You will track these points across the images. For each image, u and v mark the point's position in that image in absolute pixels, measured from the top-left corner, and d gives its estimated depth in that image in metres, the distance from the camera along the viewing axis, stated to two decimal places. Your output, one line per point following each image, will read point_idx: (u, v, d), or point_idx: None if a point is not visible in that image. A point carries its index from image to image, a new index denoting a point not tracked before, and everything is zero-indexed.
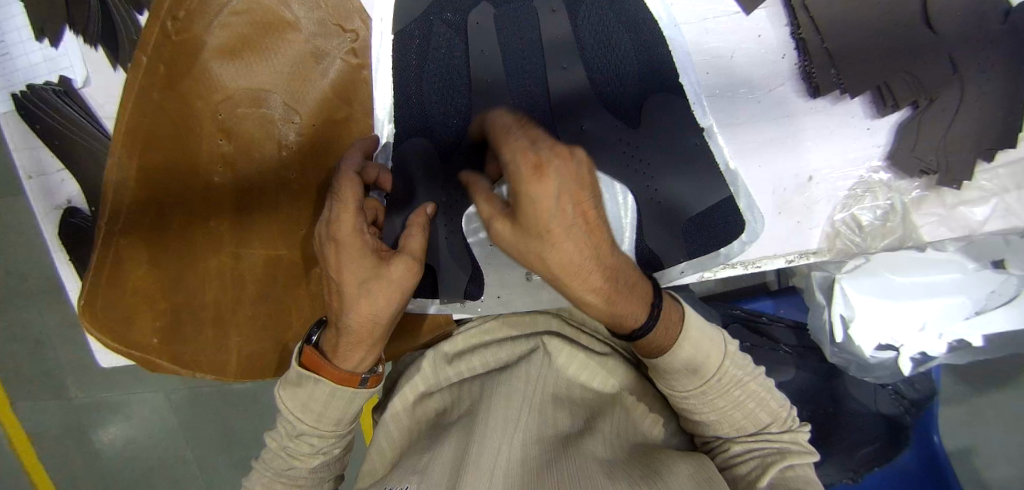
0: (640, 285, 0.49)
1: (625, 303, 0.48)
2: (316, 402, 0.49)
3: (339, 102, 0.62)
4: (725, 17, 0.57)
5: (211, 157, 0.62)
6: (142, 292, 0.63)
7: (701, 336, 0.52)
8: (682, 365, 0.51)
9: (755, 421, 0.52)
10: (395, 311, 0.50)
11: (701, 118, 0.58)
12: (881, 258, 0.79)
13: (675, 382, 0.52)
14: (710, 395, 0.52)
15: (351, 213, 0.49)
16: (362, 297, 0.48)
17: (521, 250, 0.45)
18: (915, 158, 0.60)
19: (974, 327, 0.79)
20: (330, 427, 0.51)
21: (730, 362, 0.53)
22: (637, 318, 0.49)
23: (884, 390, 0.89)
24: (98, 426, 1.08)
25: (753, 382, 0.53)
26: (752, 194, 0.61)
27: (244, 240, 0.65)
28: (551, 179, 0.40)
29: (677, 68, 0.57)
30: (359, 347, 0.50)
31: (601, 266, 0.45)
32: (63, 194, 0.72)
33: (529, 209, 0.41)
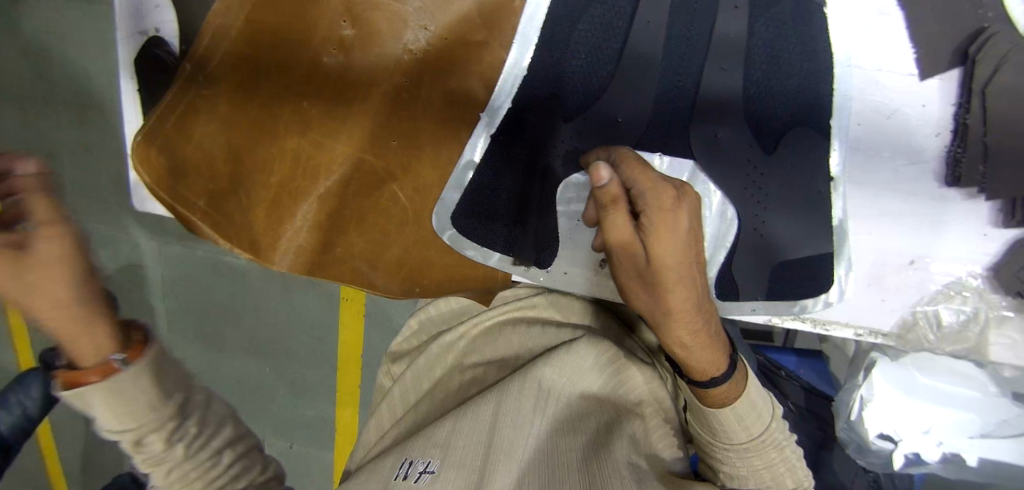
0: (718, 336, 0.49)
1: (708, 350, 0.46)
2: (120, 414, 0.40)
3: (479, 26, 0.58)
4: (901, 75, 0.54)
5: (327, 36, 0.59)
6: (207, 146, 0.60)
7: (756, 398, 0.51)
8: (737, 420, 0.50)
9: (779, 483, 0.52)
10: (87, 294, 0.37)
11: (834, 168, 0.56)
12: (917, 355, 0.80)
13: (723, 432, 0.51)
14: (750, 452, 0.51)
15: None
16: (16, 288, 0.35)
17: (632, 273, 0.42)
18: (1017, 278, 0.58)
19: (974, 447, 0.81)
20: (143, 417, 0.40)
21: (775, 426, 0.52)
22: (713, 370, 0.48)
23: (864, 475, 0.88)
24: (104, 258, 1.07)
25: (789, 449, 0.53)
26: (852, 258, 0.59)
27: (329, 131, 0.61)
28: (686, 215, 0.40)
29: (833, 109, 0.55)
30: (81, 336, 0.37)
31: (702, 315, 0.44)
32: (154, 21, 0.67)
33: (658, 242, 0.39)
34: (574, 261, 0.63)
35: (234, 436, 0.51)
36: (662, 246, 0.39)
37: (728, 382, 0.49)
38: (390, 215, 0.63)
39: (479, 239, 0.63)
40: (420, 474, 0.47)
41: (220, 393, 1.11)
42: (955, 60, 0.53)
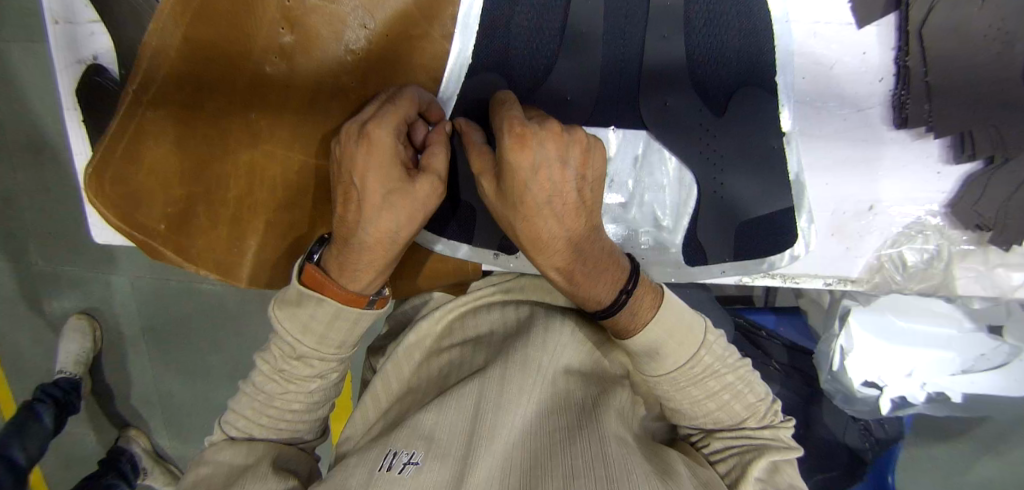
0: (613, 266, 0.51)
1: (583, 280, 0.50)
2: (318, 324, 0.49)
3: (420, 18, 0.57)
4: (838, 25, 0.55)
5: (267, 44, 0.58)
6: (159, 169, 0.61)
7: (675, 323, 0.50)
8: (658, 350, 0.50)
9: (733, 415, 0.52)
10: (410, 230, 0.50)
11: (785, 123, 0.56)
12: (891, 298, 0.80)
13: (649, 366, 0.51)
14: (683, 382, 0.51)
15: (391, 116, 0.49)
16: (384, 210, 0.48)
17: (500, 212, 0.49)
18: (974, 211, 0.60)
19: (957, 382, 0.83)
20: (326, 346, 0.50)
21: (705, 351, 0.51)
22: (602, 297, 0.51)
23: (856, 424, 0.90)
24: (73, 299, 1.05)
25: (730, 374, 0.52)
26: (812, 209, 0.60)
27: (281, 142, 0.61)
28: (533, 150, 0.44)
29: (776, 65, 0.56)
30: (371, 268, 0.50)
31: (570, 248, 0.49)
32: (91, 49, 0.66)
33: (511, 179, 0.45)
34: None
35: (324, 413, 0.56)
36: (511, 180, 0.45)
37: (625, 308, 0.51)
38: None
39: (447, 233, 0.64)
40: (405, 465, 0.44)
41: (205, 422, 1.09)
42: (890, 5, 0.54)
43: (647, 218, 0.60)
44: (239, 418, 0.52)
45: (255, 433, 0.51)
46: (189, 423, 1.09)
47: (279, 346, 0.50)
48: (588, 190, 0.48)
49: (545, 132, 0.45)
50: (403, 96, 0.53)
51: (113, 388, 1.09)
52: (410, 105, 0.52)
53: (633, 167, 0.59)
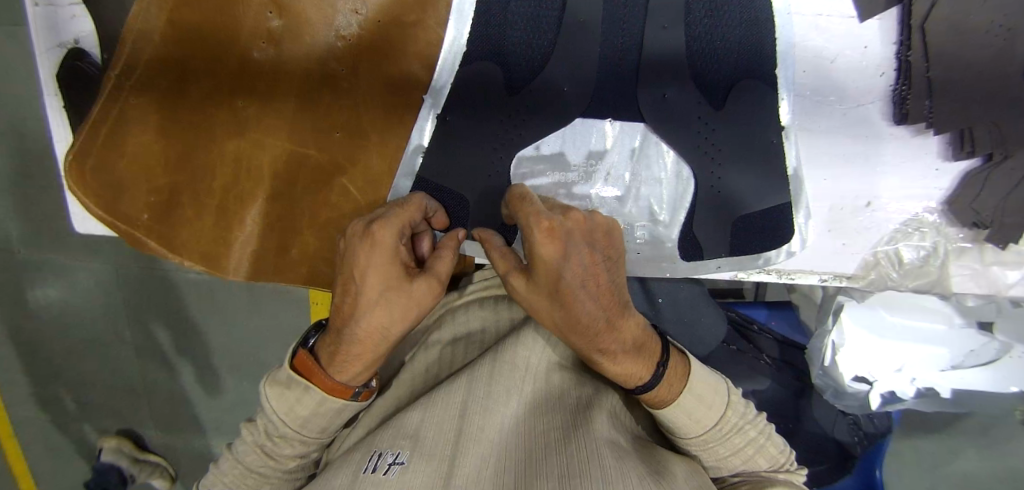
0: (649, 342, 0.50)
1: (626, 363, 0.49)
2: (302, 407, 0.48)
3: (412, 4, 0.56)
4: (840, 18, 0.54)
5: (254, 28, 0.57)
6: (143, 159, 0.60)
7: (704, 393, 0.51)
8: (687, 415, 0.51)
9: (754, 465, 0.52)
10: (404, 328, 0.48)
11: (784, 117, 0.56)
12: (882, 293, 0.81)
13: (678, 430, 0.52)
14: (710, 442, 0.52)
15: (394, 218, 0.48)
16: (376, 306, 0.46)
17: (530, 303, 0.47)
18: (972, 208, 0.59)
19: (947, 379, 0.84)
20: (306, 432, 0.49)
21: (732, 410, 0.52)
22: (642, 375, 0.49)
23: (845, 418, 0.90)
24: (57, 289, 1.02)
25: (753, 429, 0.53)
26: (810, 205, 0.59)
27: (269, 131, 0.59)
28: (561, 241, 0.43)
29: (777, 58, 0.55)
30: (357, 364, 0.48)
31: (611, 330, 0.47)
32: (72, 32, 0.63)
33: (544, 270, 0.44)
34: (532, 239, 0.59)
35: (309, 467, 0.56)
36: (541, 270, 0.44)
37: (661, 381, 0.50)
38: (341, 211, 0.60)
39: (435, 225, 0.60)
40: (390, 466, 0.44)
41: (193, 415, 1.07)
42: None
43: (643, 212, 0.59)
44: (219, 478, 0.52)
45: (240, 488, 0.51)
46: (177, 416, 1.08)
47: (262, 427, 0.50)
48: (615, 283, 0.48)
49: (570, 222, 0.44)
50: (412, 199, 0.52)
51: (99, 380, 1.07)
52: (415, 212, 0.50)
53: (629, 160, 0.58)
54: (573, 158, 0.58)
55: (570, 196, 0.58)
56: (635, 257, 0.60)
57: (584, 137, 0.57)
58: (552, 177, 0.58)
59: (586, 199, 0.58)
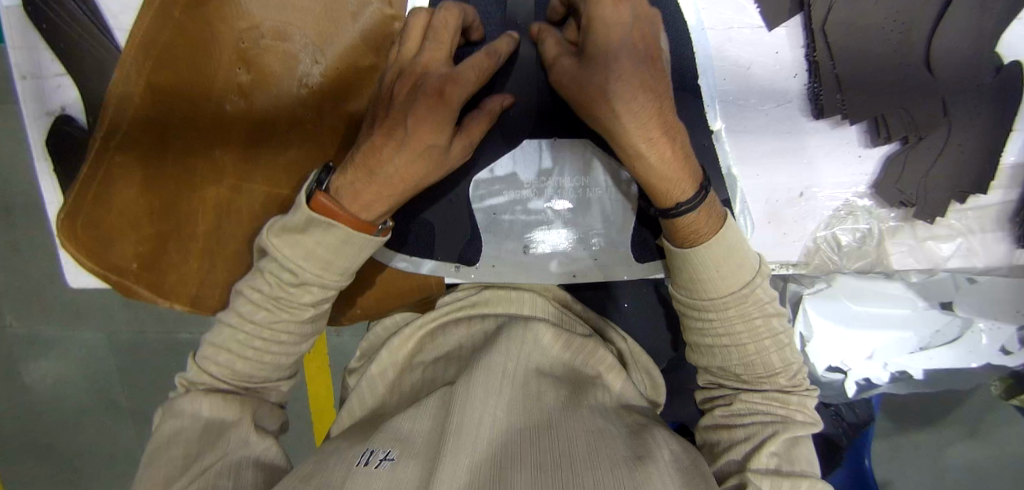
0: (692, 161, 0.49)
1: (671, 174, 0.48)
2: (324, 249, 0.51)
3: (367, 50, 0.61)
4: (749, 28, 0.60)
5: (225, 85, 0.62)
6: (129, 211, 0.65)
7: (733, 252, 0.50)
8: (715, 266, 0.49)
9: (767, 365, 0.52)
10: (432, 175, 0.53)
11: (712, 121, 0.61)
12: (844, 284, 0.84)
13: (705, 286, 0.50)
14: (730, 308, 0.50)
15: (437, 44, 0.53)
16: (415, 157, 0.50)
17: (574, 86, 0.50)
18: (897, 188, 0.65)
19: (916, 361, 0.86)
20: (330, 268, 0.52)
21: (758, 289, 0.51)
22: (684, 192, 0.49)
23: (825, 409, 0.95)
24: (53, 351, 1.05)
25: (776, 325, 0.52)
26: (747, 200, 0.64)
27: (244, 177, 0.64)
28: (623, 14, 0.47)
29: (698, 69, 0.60)
30: (384, 197, 0.51)
31: (663, 135, 0.48)
32: (58, 100, 0.69)
33: (600, 54, 0.47)
34: (498, 253, 0.67)
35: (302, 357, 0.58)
36: (597, 51, 0.47)
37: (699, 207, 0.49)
38: None
39: (410, 250, 0.67)
40: (380, 461, 0.46)
41: None
42: (794, 8, 0.60)
43: (597, 220, 0.65)
44: (221, 353, 0.53)
45: (222, 385, 0.53)
46: None
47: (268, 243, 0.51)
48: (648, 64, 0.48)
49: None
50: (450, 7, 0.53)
51: (97, 438, 1.08)
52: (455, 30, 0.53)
53: (579, 174, 0.63)
54: (525, 177, 0.63)
55: (527, 211, 0.65)
56: (593, 262, 0.66)
57: (534, 157, 0.63)
58: (508, 195, 0.64)
59: (541, 213, 0.65)
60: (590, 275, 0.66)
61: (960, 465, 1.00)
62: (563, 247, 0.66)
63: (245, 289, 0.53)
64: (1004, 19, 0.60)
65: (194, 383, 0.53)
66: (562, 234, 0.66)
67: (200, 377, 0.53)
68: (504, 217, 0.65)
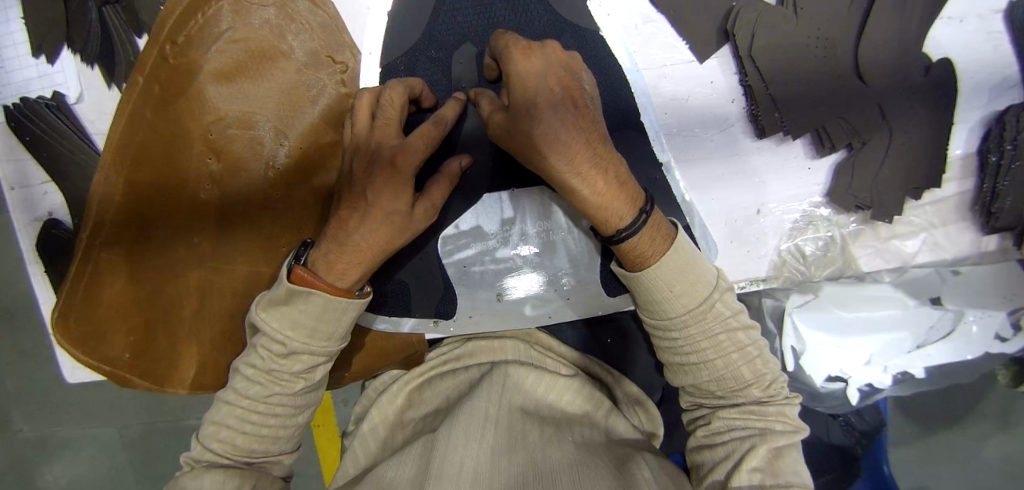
0: (631, 185, 0.51)
1: (608, 197, 0.50)
2: (307, 317, 0.53)
3: (327, 128, 0.64)
4: (682, 64, 0.63)
5: (198, 175, 0.66)
6: (118, 303, 0.68)
7: (686, 267, 0.50)
8: (669, 286, 0.50)
9: (738, 377, 0.50)
10: (399, 243, 0.56)
11: (660, 153, 0.64)
12: (829, 294, 0.85)
13: (662, 306, 0.51)
14: (691, 326, 0.50)
15: (388, 110, 0.55)
16: (380, 223, 0.53)
17: (511, 130, 0.51)
18: (850, 194, 0.66)
19: (916, 360, 0.86)
20: (315, 335, 0.53)
21: (718, 302, 0.51)
22: (624, 216, 0.50)
23: (836, 422, 0.98)
24: (57, 450, 1.05)
25: (741, 332, 0.51)
26: (706, 223, 0.67)
27: (224, 258, 0.67)
28: (536, 58, 0.50)
29: (638, 107, 0.63)
30: (357, 266, 0.54)
31: (587, 153, 0.49)
32: (46, 206, 0.72)
33: (519, 81, 0.49)
34: (474, 303, 0.69)
35: (304, 423, 0.58)
36: (516, 79, 0.50)
37: (640, 230, 0.50)
38: None
39: (388, 311, 0.69)
40: None
41: None
42: (721, 40, 0.63)
43: (565, 261, 0.67)
44: (220, 430, 0.54)
45: (228, 462, 0.54)
46: None
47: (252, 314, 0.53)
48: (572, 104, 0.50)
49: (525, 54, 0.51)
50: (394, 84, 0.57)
51: None
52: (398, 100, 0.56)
53: (540, 219, 0.66)
54: (488, 228, 0.66)
55: (496, 260, 0.68)
56: (566, 302, 0.68)
57: (495, 208, 0.66)
58: (475, 247, 0.67)
59: (510, 260, 0.68)
60: (563, 314, 0.69)
61: (979, 457, 0.97)
62: (535, 291, 0.68)
63: (239, 366, 0.55)
64: (926, 23, 0.63)
65: (199, 461, 0.54)
66: (533, 278, 0.68)
67: (204, 455, 0.54)
68: (475, 268, 0.68)
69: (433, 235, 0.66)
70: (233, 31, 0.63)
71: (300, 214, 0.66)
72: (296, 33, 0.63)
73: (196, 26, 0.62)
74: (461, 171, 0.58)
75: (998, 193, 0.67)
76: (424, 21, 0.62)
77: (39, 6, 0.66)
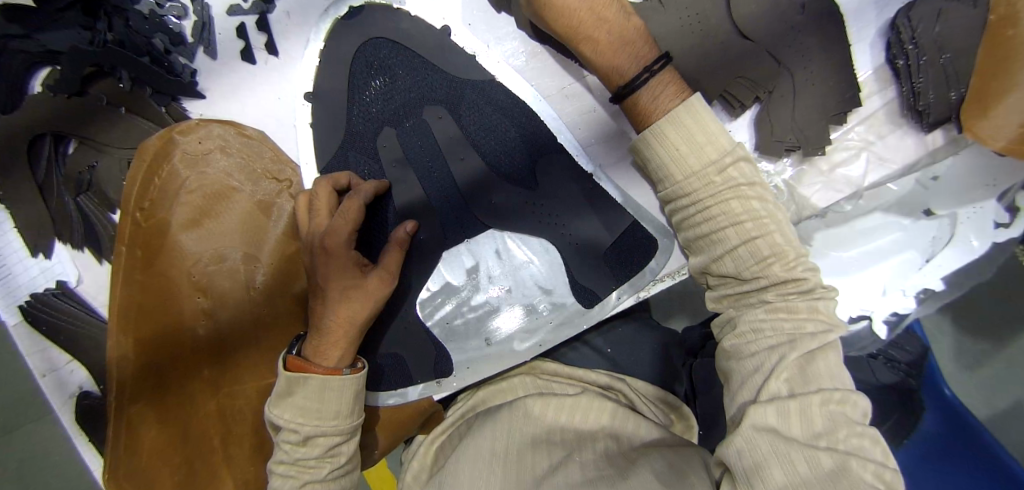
0: (632, 40, 0.59)
1: (609, 57, 0.59)
2: (312, 400, 0.57)
3: (290, 240, 0.71)
4: (578, 81, 0.68)
5: (194, 314, 0.72)
6: (155, 448, 0.74)
7: (698, 128, 0.54)
8: (675, 148, 0.54)
9: (758, 261, 0.52)
10: (370, 314, 0.60)
11: (587, 166, 0.68)
12: (822, 240, 0.86)
13: (663, 170, 0.56)
14: (708, 205, 0.53)
15: (321, 201, 0.62)
16: (343, 301, 0.59)
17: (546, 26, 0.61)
18: (776, 140, 0.69)
19: (930, 275, 0.84)
20: (327, 415, 0.57)
21: (730, 167, 0.53)
22: (625, 68, 0.59)
23: (879, 361, 0.96)
24: None
25: (766, 219, 0.52)
26: (653, 212, 0.70)
27: (236, 380, 0.73)
28: None
29: (552, 132, 0.68)
30: (338, 346, 0.59)
31: (598, 28, 0.59)
32: (75, 382, 0.79)
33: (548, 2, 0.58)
34: (467, 355, 0.72)
35: None
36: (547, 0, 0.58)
37: (647, 86, 0.58)
38: None
39: (392, 386, 0.72)
40: None
41: None
42: None
43: (535, 289, 0.71)
44: None
45: None
46: None
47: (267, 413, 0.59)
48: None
49: None
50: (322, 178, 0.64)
51: None
52: (327, 194, 0.62)
53: (501, 259, 0.70)
54: (456, 282, 0.71)
55: (473, 308, 0.71)
56: (550, 326, 0.71)
57: (457, 262, 0.70)
58: (452, 302, 0.71)
59: (486, 303, 0.71)
60: (552, 339, 0.71)
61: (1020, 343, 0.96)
62: (519, 323, 0.71)
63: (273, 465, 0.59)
64: None
65: None
66: (515, 313, 0.71)
67: None
68: (457, 322, 0.71)
69: (409, 303, 0.71)
70: (189, 181, 0.70)
71: (291, 320, 0.73)
72: (238, 167, 0.70)
73: (157, 188, 0.70)
74: (408, 236, 0.63)
75: (919, 92, 0.69)
76: (344, 119, 0.69)
77: (18, 213, 0.74)
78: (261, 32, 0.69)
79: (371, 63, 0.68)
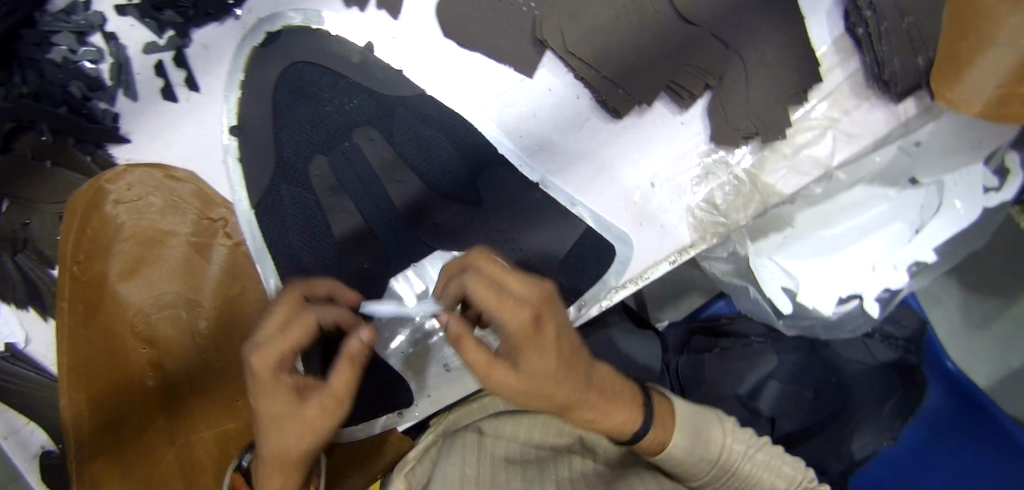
0: (624, 394, 0.51)
1: (614, 411, 0.49)
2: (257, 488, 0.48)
3: (230, 280, 0.69)
4: (513, 87, 0.64)
5: (142, 365, 0.70)
6: None
7: (705, 436, 0.54)
8: (688, 469, 0.54)
9: (755, 481, 0.55)
10: (313, 446, 0.44)
11: (531, 174, 0.65)
12: (801, 219, 0.81)
13: (682, 476, 0.55)
14: (722, 480, 0.54)
15: (266, 331, 0.43)
16: (273, 432, 0.42)
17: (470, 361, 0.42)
18: (732, 129, 0.65)
19: (922, 246, 0.77)
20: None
21: (732, 440, 0.55)
22: (629, 420, 0.50)
23: (876, 340, 0.88)
24: None
25: (759, 452, 0.56)
26: (605, 216, 0.66)
27: (194, 428, 0.71)
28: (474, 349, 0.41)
29: (492, 142, 0.64)
30: (279, 476, 0.45)
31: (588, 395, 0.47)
32: (36, 442, 0.76)
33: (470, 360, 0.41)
34: (428, 382, 0.69)
35: None
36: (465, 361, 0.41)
37: (651, 428, 0.51)
38: None
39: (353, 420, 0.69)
40: None
41: None
42: (538, 48, 0.63)
43: None
44: None
45: None
46: None
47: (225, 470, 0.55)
48: (527, 343, 0.40)
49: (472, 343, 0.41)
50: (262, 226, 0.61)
51: None
52: (294, 305, 0.47)
53: None
54: None
55: (427, 335, 0.69)
56: None
57: (406, 287, 0.67)
58: (404, 332, 0.69)
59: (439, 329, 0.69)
60: None
61: None
62: None
63: None
64: None
65: None
66: None
67: None
68: (412, 350, 0.69)
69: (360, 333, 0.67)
70: (125, 228, 0.68)
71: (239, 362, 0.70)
72: (173, 209, 0.68)
73: (89, 239, 0.67)
74: (363, 347, 0.43)
75: (883, 61, 0.64)
76: (273, 150, 0.65)
77: None
78: (180, 67, 0.65)
79: (295, 90, 0.64)
